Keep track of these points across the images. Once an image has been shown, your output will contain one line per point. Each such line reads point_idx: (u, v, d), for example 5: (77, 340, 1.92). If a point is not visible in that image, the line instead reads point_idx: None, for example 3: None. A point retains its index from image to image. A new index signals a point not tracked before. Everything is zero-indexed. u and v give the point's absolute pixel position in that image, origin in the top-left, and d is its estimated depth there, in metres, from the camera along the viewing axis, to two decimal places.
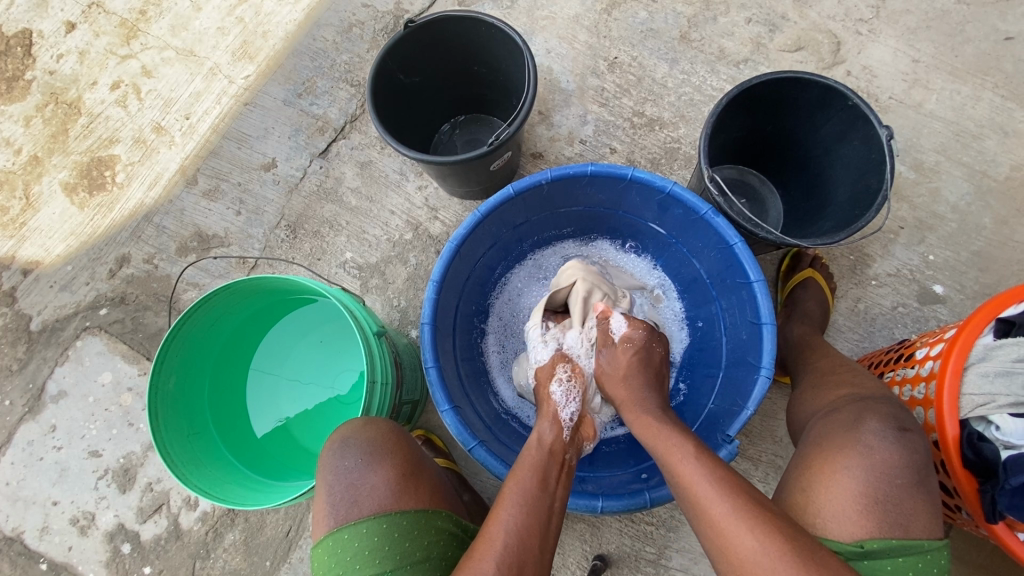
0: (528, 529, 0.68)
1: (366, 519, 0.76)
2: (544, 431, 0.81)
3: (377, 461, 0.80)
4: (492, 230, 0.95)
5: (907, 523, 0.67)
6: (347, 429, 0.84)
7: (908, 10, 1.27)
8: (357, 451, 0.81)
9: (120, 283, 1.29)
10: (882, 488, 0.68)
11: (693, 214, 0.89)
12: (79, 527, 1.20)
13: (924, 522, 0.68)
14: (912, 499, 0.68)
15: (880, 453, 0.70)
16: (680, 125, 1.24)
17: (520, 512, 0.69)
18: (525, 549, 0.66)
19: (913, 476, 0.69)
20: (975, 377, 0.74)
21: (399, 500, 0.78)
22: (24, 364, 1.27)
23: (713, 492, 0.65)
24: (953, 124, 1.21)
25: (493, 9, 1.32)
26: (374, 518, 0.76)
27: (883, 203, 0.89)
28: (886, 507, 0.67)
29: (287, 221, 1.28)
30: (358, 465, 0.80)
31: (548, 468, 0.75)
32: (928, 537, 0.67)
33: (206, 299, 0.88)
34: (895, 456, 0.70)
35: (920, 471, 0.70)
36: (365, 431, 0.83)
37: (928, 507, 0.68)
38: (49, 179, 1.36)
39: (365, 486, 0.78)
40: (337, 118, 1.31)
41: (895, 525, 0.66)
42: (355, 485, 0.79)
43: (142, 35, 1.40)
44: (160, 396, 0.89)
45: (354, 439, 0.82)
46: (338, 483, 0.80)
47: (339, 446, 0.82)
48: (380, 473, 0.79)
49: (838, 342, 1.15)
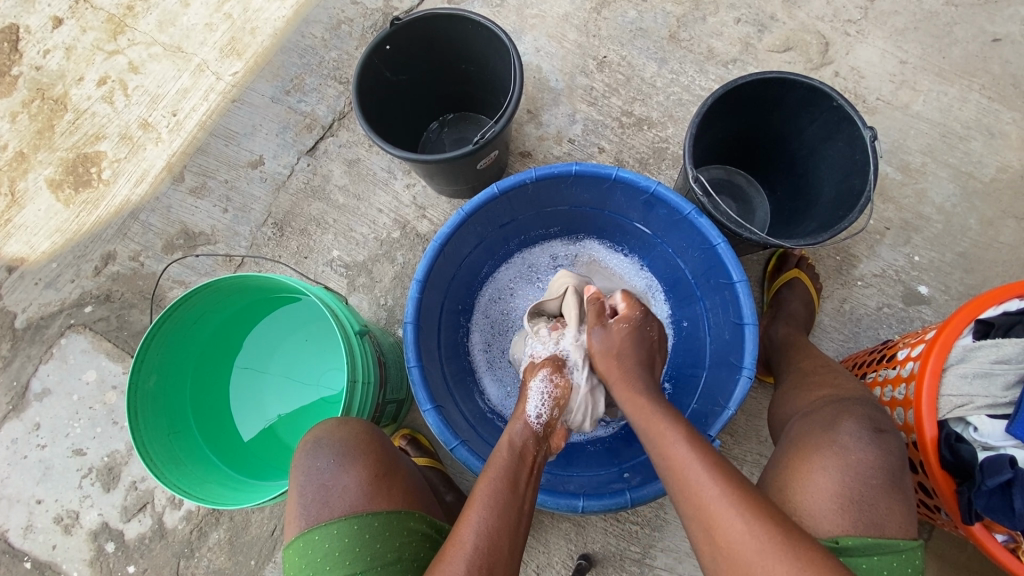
0: (498, 529, 0.68)
1: (337, 520, 0.76)
2: (515, 433, 0.79)
3: (350, 462, 0.80)
4: (477, 229, 0.95)
5: (882, 522, 0.67)
6: (322, 429, 0.84)
7: (896, 11, 1.27)
8: (330, 452, 0.81)
9: (106, 280, 1.28)
10: (857, 488, 0.68)
11: (677, 214, 0.89)
12: (63, 525, 1.20)
13: (899, 522, 0.68)
14: (890, 500, 0.68)
15: (856, 453, 0.71)
16: (669, 125, 1.24)
17: (487, 515, 0.69)
18: (495, 549, 0.67)
19: (888, 476, 0.70)
20: (953, 378, 0.74)
21: (371, 500, 0.78)
22: (9, 362, 1.27)
23: (707, 479, 0.64)
24: (939, 125, 1.22)
25: (483, 7, 1.32)
26: (345, 519, 0.76)
27: (866, 205, 0.89)
28: (862, 507, 0.67)
29: (274, 218, 1.28)
30: (331, 466, 0.80)
31: (518, 473, 0.74)
32: (904, 536, 0.68)
33: (187, 298, 0.88)
34: (871, 456, 0.70)
35: (895, 472, 0.71)
36: (339, 431, 0.83)
37: (902, 508, 0.69)
38: (35, 175, 1.35)
39: (337, 487, 0.78)
40: (325, 115, 1.31)
41: (870, 525, 0.67)
42: (327, 486, 0.79)
43: (129, 31, 1.39)
44: (140, 393, 0.89)
45: (326, 440, 0.82)
46: (310, 484, 0.80)
47: (312, 447, 0.82)
48: (352, 474, 0.79)
49: (823, 343, 1.15)
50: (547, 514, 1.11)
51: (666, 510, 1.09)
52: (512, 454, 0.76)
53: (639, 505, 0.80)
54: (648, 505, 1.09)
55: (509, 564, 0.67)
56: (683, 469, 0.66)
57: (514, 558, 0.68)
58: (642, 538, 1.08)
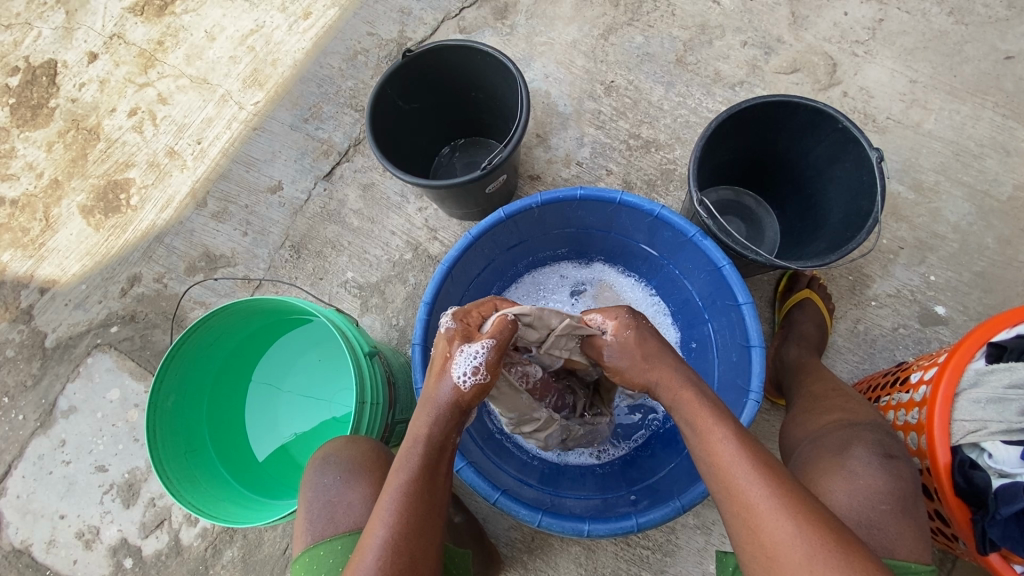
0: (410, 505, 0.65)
1: (340, 536, 0.78)
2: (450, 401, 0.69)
3: (356, 480, 0.82)
4: (485, 252, 0.97)
5: (893, 546, 0.68)
6: (330, 446, 0.86)
7: (905, 31, 1.27)
8: (336, 470, 0.83)
9: (131, 301, 1.33)
10: (866, 513, 0.69)
11: (682, 236, 0.90)
12: (84, 541, 1.23)
13: (910, 546, 0.68)
14: (896, 524, 0.69)
15: (864, 478, 0.72)
16: (676, 147, 1.26)
17: (404, 492, 0.66)
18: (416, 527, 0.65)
19: (899, 503, 0.70)
20: (966, 404, 0.72)
21: None
22: (38, 380, 1.32)
23: (761, 493, 0.60)
24: (952, 143, 1.21)
25: (493, 36, 1.36)
26: (349, 535, 0.78)
27: (874, 226, 0.89)
28: (871, 531, 0.68)
29: (292, 241, 1.32)
30: (338, 484, 0.82)
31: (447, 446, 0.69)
32: (916, 561, 0.67)
33: (204, 320, 0.91)
34: (878, 482, 0.71)
35: (906, 498, 0.71)
36: (346, 449, 0.85)
37: (907, 531, 0.69)
38: (68, 202, 1.42)
39: (343, 503, 0.81)
40: (341, 142, 1.36)
41: (880, 549, 0.67)
42: (333, 503, 0.81)
43: (159, 64, 1.47)
44: (159, 413, 0.92)
45: (334, 457, 0.84)
46: (317, 501, 0.82)
47: (320, 465, 0.84)
48: (358, 490, 0.82)
49: (837, 364, 1.13)
50: (557, 537, 1.10)
51: (678, 534, 1.07)
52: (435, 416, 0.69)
53: (646, 530, 0.79)
54: (658, 529, 1.08)
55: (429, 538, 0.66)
56: (733, 476, 0.62)
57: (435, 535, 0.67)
58: (654, 563, 1.07)
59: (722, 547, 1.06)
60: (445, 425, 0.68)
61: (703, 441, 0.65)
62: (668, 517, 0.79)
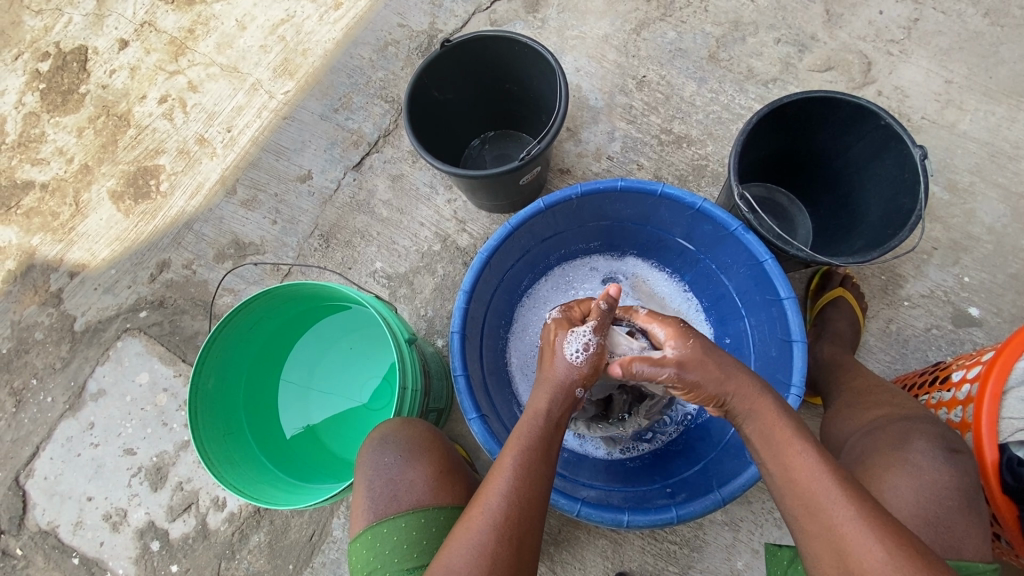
0: (525, 498, 0.69)
1: (405, 514, 0.83)
2: (552, 404, 0.76)
3: (416, 459, 0.86)
4: (522, 242, 0.97)
5: (960, 544, 0.69)
6: (385, 426, 0.89)
7: (940, 31, 1.26)
8: (396, 449, 0.86)
9: (160, 287, 1.34)
10: (933, 510, 0.71)
11: (723, 230, 0.90)
12: (111, 523, 1.24)
13: (975, 543, 0.69)
14: (963, 521, 0.70)
15: (930, 474, 0.72)
16: (708, 143, 1.25)
17: (515, 486, 0.69)
18: (520, 522, 0.68)
19: (964, 498, 0.71)
20: (1014, 401, 0.72)
21: (435, 497, 0.85)
22: (67, 363, 1.33)
23: (839, 497, 0.60)
24: (988, 144, 1.20)
25: (525, 29, 1.36)
26: (413, 513, 0.82)
27: (917, 223, 0.88)
28: (938, 529, 0.70)
29: (321, 230, 1.32)
30: (399, 463, 0.86)
31: (549, 443, 0.74)
32: (980, 558, 0.69)
33: (247, 304, 0.91)
34: (945, 478, 0.72)
35: (971, 494, 0.72)
36: (404, 430, 0.88)
37: (973, 528, 0.70)
38: (98, 187, 1.43)
39: (404, 482, 0.85)
40: (371, 132, 1.36)
41: (947, 547, 0.69)
42: (395, 480, 0.85)
43: (189, 52, 1.47)
44: (200, 395, 0.92)
45: (392, 438, 0.87)
46: (377, 479, 0.85)
47: (378, 443, 0.87)
48: (418, 470, 0.86)
49: (869, 363, 1.13)
50: (584, 530, 1.10)
51: (706, 531, 1.07)
52: (539, 419, 0.75)
53: (685, 522, 0.79)
54: (686, 524, 1.08)
55: (533, 535, 0.69)
56: (819, 491, 0.61)
57: (538, 532, 0.70)
58: (681, 558, 1.07)
59: (752, 544, 1.06)
60: (562, 402, 0.76)
61: (785, 453, 0.65)
62: (710, 507, 0.79)
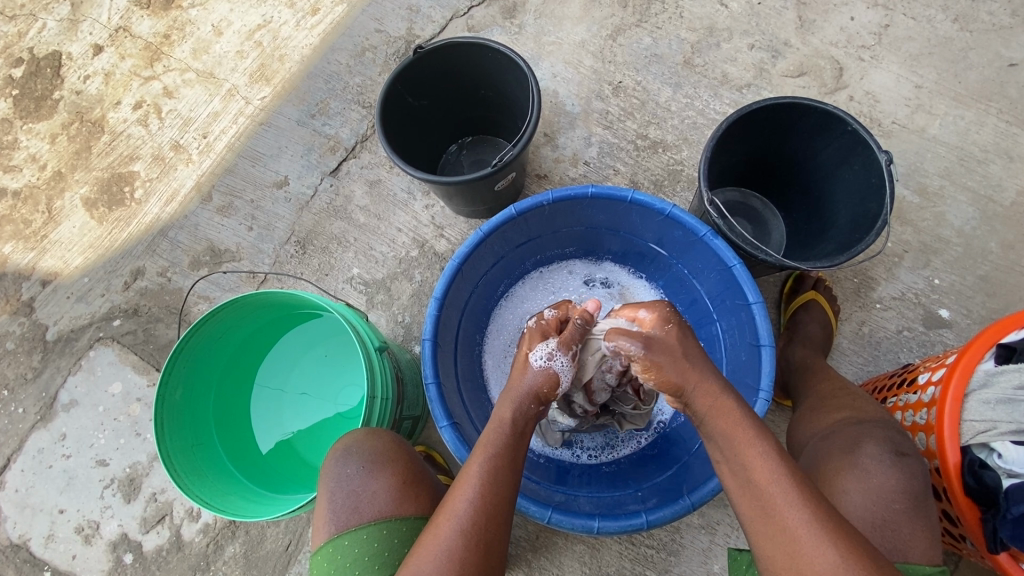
0: (490, 507, 0.69)
1: (366, 525, 0.82)
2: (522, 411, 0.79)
3: (379, 470, 0.86)
4: (495, 249, 0.97)
5: (904, 547, 0.71)
6: (350, 437, 0.88)
7: (911, 37, 1.28)
8: (359, 460, 0.86)
9: (134, 295, 1.33)
10: (879, 513, 0.73)
11: (692, 235, 0.91)
12: (83, 536, 1.22)
13: (924, 548, 0.71)
14: (909, 524, 0.72)
15: (877, 477, 0.74)
16: (683, 148, 1.26)
17: (480, 492, 0.69)
18: (488, 528, 0.69)
19: (911, 502, 0.73)
20: (976, 404, 0.73)
21: (399, 507, 0.84)
22: (38, 374, 1.31)
23: (797, 502, 0.61)
24: (957, 148, 1.22)
25: (502, 34, 1.36)
26: (375, 524, 0.82)
27: (883, 228, 0.90)
28: (884, 532, 0.72)
29: (297, 237, 1.32)
30: (361, 473, 0.85)
31: (513, 449, 0.73)
32: (929, 563, 0.70)
33: (214, 313, 0.90)
34: (892, 481, 0.74)
35: (919, 498, 0.73)
36: (368, 441, 0.87)
37: (920, 531, 0.72)
38: (71, 195, 1.41)
39: (366, 493, 0.84)
40: (348, 138, 1.35)
41: (895, 550, 0.71)
42: (357, 492, 0.85)
43: (164, 58, 1.46)
44: (166, 406, 0.91)
45: (355, 448, 0.87)
46: (339, 491, 0.85)
47: (342, 455, 0.87)
48: (381, 481, 0.85)
49: (842, 366, 1.14)
50: (561, 536, 1.10)
51: (682, 534, 1.07)
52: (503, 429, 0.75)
53: (654, 528, 0.79)
54: (663, 528, 1.08)
55: (500, 539, 0.70)
56: (771, 483, 0.62)
57: (503, 541, 0.70)
58: (658, 563, 1.07)
59: (727, 547, 1.06)
60: (525, 411, 0.76)
61: (732, 436, 0.66)
62: (677, 515, 0.79)
